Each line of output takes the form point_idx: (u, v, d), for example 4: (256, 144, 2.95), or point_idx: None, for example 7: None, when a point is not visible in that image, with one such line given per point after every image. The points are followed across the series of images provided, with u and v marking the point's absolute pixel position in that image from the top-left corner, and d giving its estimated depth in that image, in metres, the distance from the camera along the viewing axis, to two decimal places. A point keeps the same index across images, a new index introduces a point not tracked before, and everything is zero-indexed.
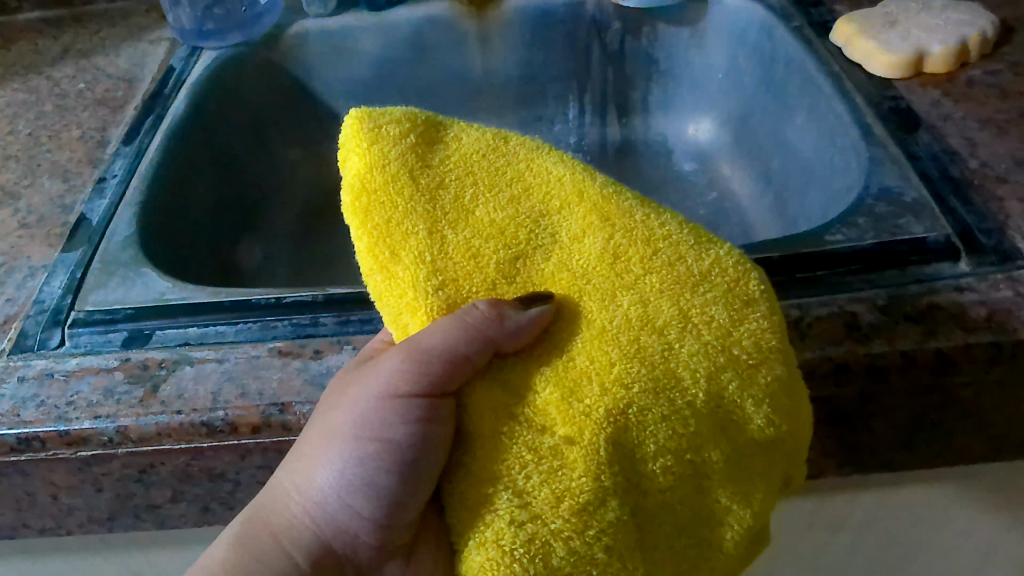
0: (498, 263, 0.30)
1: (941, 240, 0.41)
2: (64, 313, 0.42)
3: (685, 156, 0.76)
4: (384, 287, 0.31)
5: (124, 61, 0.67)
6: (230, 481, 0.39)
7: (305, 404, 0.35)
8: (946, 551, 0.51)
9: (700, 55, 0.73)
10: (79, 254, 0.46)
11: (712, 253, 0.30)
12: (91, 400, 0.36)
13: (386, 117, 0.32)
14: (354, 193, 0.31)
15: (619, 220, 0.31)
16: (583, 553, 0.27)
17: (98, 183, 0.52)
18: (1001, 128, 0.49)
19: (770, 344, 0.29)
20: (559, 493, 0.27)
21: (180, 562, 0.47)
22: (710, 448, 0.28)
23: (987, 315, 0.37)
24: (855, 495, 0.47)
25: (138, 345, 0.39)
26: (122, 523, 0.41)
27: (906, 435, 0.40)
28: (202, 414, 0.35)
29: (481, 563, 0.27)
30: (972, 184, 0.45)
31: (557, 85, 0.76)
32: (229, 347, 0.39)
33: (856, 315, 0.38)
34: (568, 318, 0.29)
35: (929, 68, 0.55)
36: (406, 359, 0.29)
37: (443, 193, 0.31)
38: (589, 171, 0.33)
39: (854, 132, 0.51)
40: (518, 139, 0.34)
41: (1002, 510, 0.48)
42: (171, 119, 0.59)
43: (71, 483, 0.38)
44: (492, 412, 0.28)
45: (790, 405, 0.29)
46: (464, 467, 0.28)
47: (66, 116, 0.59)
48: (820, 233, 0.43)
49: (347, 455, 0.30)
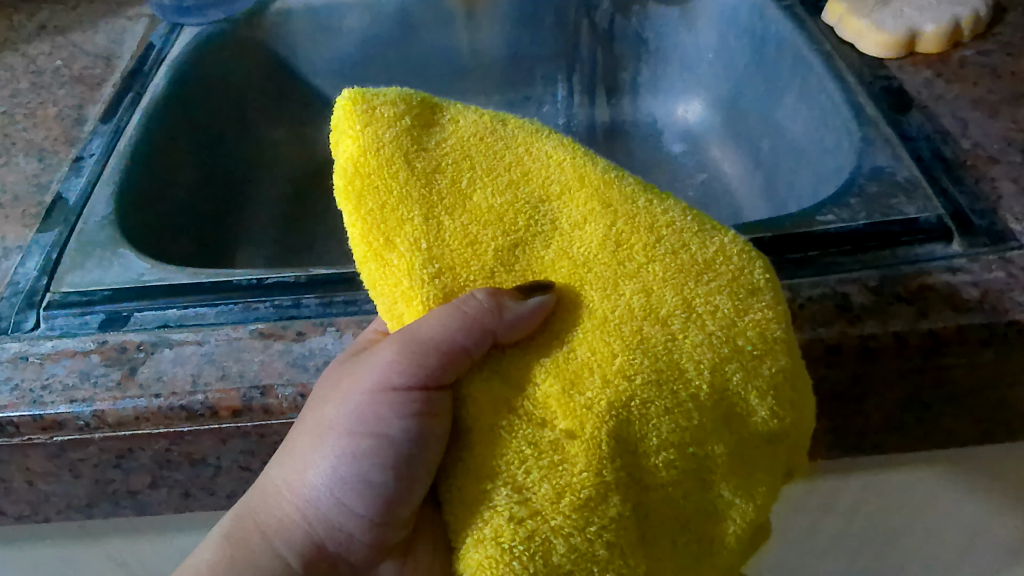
0: (497, 251, 0.30)
1: (934, 220, 0.40)
2: (39, 295, 0.41)
3: (674, 138, 0.75)
4: (379, 275, 0.30)
5: (102, 37, 0.65)
6: (210, 467, 0.38)
7: (287, 387, 0.35)
8: (933, 532, 0.51)
9: (690, 35, 0.72)
10: (55, 234, 0.45)
11: (716, 240, 0.30)
12: (67, 383, 0.36)
13: (381, 98, 0.31)
14: (347, 177, 0.30)
15: (622, 207, 0.30)
16: (583, 550, 0.26)
17: (75, 162, 0.51)
18: (993, 109, 0.48)
19: (775, 334, 0.28)
20: (559, 489, 0.26)
21: (162, 549, 0.47)
22: (714, 441, 0.27)
23: (979, 295, 0.36)
24: (844, 479, 0.47)
25: (115, 327, 0.39)
26: (101, 510, 0.41)
27: (896, 417, 0.40)
28: (181, 397, 0.35)
29: (479, 561, 0.26)
30: (964, 164, 0.45)
31: (545, 66, 0.75)
32: (209, 329, 0.38)
33: (848, 295, 0.37)
34: (569, 309, 0.29)
35: (921, 47, 0.54)
36: (400, 350, 0.28)
37: (439, 178, 0.30)
38: (590, 156, 0.32)
39: (846, 113, 0.51)
40: (517, 122, 0.33)
41: (989, 491, 0.48)
42: (150, 97, 0.57)
43: (48, 469, 0.38)
44: (490, 405, 0.28)
45: (795, 397, 0.28)
46: (461, 463, 0.28)
47: (42, 95, 0.58)
48: (812, 215, 0.42)
49: (341, 451, 0.30)
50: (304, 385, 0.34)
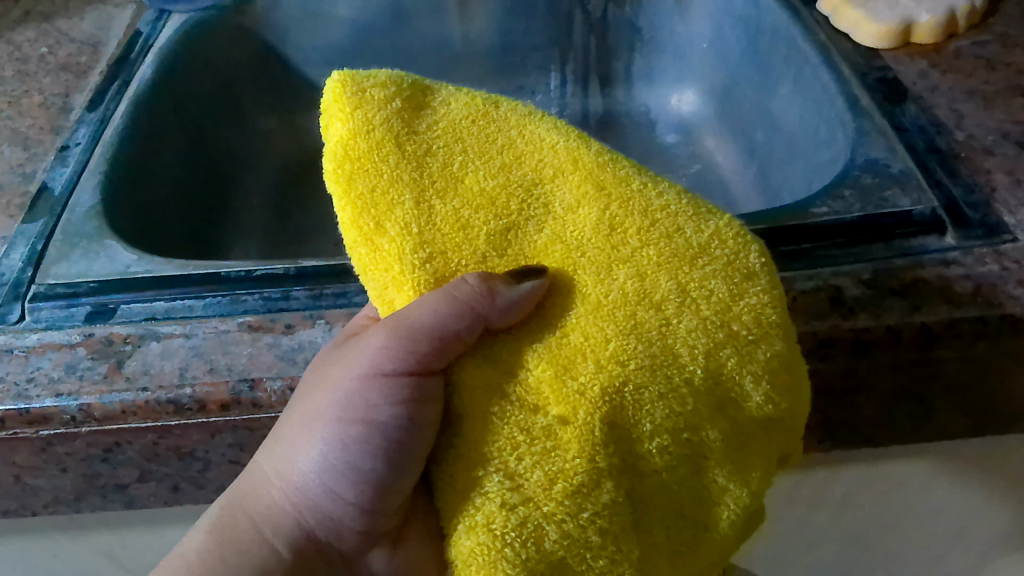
0: (489, 235, 0.29)
1: (928, 213, 0.40)
2: (24, 287, 0.40)
3: (667, 128, 0.75)
4: (369, 260, 0.29)
5: (88, 24, 0.64)
6: (199, 460, 0.38)
7: (276, 380, 0.34)
8: (925, 522, 0.51)
9: (684, 24, 0.71)
10: (40, 225, 0.45)
11: (711, 223, 0.30)
12: (52, 377, 0.35)
13: (371, 79, 0.31)
14: (336, 160, 0.30)
15: (616, 190, 0.30)
16: (576, 536, 0.25)
17: (61, 152, 0.50)
18: (988, 100, 0.48)
19: (771, 319, 0.28)
20: (552, 475, 0.26)
21: (152, 542, 0.46)
22: (708, 426, 0.27)
23: (973, 289, 0.36)
24: (836, 470, 0.46)
25: (102, 319, 0.38)
26: (89, 504, 0.40)
27: (889, 411, 0.40)
28: (169, 391, 0.34)
29: (471, 548, 0.26)
30: (958, 156, 0.44)
31: (538, 55, 0.75)
32: (197, 321, 0.37)
33: (841, 288, 0.37)
34: (562, 293, 0.28)
35: (917, 38, 0.54)
36: (391, 335, 0.28)
37: (431, 160, 0.30)
38: (584, 139, 0.32)
39: (841, 103, 0.51)
40: (509, 104, 0.32)
41: (981, 484, 0.48)
42: (137, 85, 0.57)
43: (34, 463, 0.37)
44: (482, 391, 0.27)
45: (790, 382, 0.28)
46: (453, 450, 0.27)
47: (27, 82, 0.57)
48: (806, 206, 0.42)
49: (331, 438, 0.29)
50: (293, 378, 0.34)
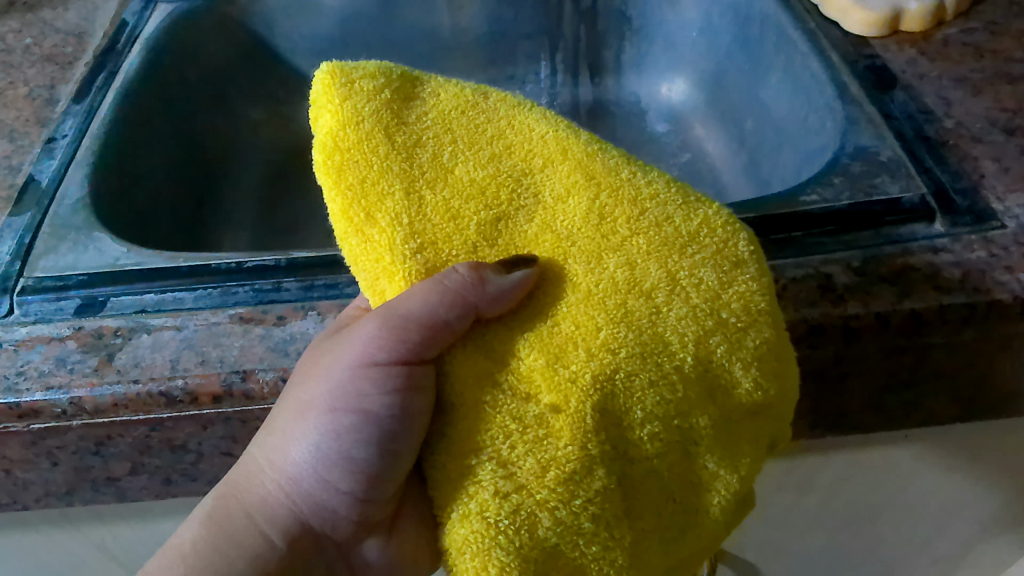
0: (479, 226, 0.29)
1: (917, 200, 0.40)
2: (12, 281, 0.40)
3: (657, 117, 0.74)
4: (360, 251, 0.29)
5: (73, 14, 0.63)
6: (192, 452, 0.38)
7: (268, 371, 0.34)
8: (913, 505, 0.51)
9: (674, 12, 0.71)
10: (28, 217, 0.44)
11: (700, 212, 0.30)
12: (43, 370, 0.35)
13: (359, 71, 0.31)
14: (326, 152, 0.30)
15: (605, 180, 0.30)
16: (569, 523, 0.26)
17: (48, 143, 0.50)
18: (976, 87, 0.48)
19: (759, 307, 0.28)
20: (545, 463, 0.26)
21: (145, 535, 0.46)
22: (698, 412, 0.27)
23: (961, 275, 0.36)
24: (826, 457, 0.47)
25: (92, 312, 0.38)
26: (81, 497, 0.40)
27: (878, 397, 0.40)
28: (160, 383, 0.34)
29: (465, 536, 0.26)
30: (947, 142, 0.44)
31: (528, 44, 0.75)
32: (188, 314, 0.37)
33: (832, 276, 0.37)
34: (553, 282, 0.28)
35: (906, 26, 0.54)
36: (382, 324, 0.28)
37: (420, 151, 0.30)
38: (573, 130, 0.32)
39: (830, 90, 0.51)
40: (497, 95, 0.32)
41: (968, 468, 0.48)
42: (124, 76, 0.56)
43: (25, 457, 0.37)
44: (473, 380, 0.27)
45: (778, 368, 0.28)
46: (445, 438, 0.27)
47: (12, 74, 0.57)
48: (795, 194, 0.42)
49: (324, 428, 0.29)
50: (286, 369, 0.34)
